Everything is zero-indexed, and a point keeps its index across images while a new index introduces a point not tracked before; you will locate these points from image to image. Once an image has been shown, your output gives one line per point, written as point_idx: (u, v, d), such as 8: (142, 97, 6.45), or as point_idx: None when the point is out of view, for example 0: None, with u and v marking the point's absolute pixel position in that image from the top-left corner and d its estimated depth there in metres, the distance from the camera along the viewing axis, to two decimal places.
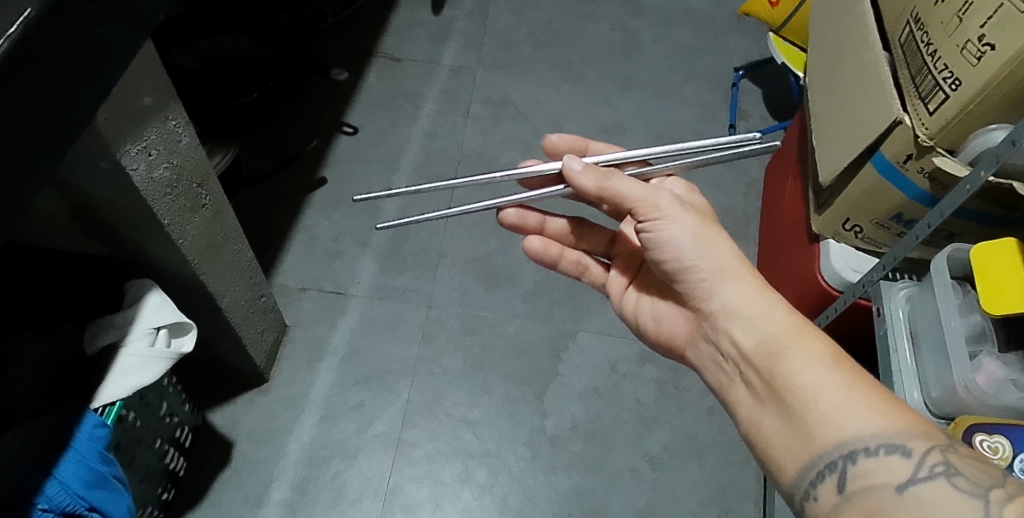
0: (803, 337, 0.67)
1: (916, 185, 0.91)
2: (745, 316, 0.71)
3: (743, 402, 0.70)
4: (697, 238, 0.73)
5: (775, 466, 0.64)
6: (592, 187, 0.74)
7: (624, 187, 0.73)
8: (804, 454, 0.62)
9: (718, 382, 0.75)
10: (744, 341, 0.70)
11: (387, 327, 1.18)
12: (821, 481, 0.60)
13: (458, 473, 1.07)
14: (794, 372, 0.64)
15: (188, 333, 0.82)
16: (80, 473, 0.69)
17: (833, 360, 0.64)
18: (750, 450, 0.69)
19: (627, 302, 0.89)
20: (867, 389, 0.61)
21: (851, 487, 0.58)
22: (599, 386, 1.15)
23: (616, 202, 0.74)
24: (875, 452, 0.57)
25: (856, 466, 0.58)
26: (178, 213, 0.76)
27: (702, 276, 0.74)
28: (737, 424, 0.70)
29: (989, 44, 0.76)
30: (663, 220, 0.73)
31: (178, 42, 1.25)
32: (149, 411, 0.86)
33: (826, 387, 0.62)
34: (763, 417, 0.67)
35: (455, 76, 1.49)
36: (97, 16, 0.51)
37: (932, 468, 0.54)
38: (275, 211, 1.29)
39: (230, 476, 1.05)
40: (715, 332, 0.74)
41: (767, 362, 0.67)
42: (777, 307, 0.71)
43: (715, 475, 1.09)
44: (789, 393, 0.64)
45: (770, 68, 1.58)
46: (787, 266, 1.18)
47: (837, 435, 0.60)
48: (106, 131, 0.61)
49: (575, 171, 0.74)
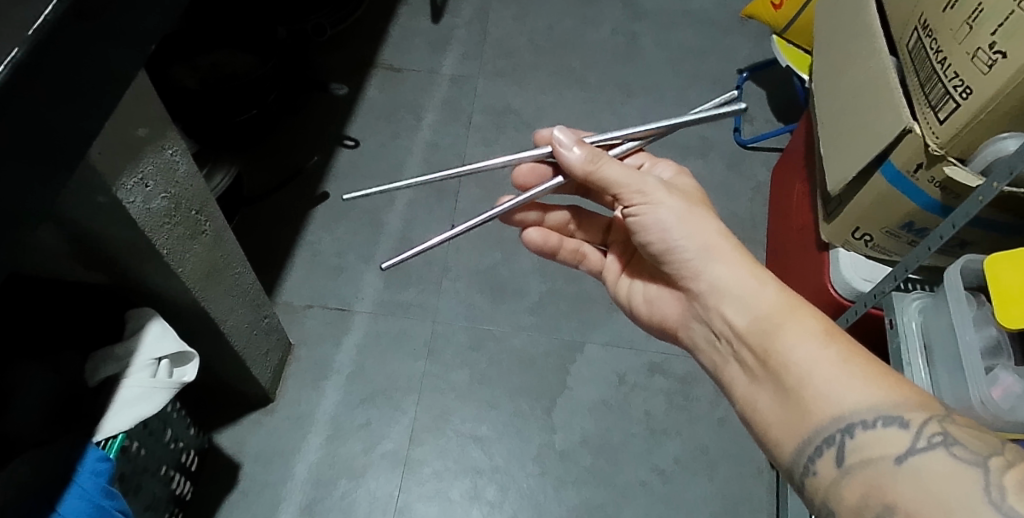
0: (796, 313, 0.64)
1: (928, 194, 0.89)
2: (736, 295, 0.68)
3: (738, 381, 0.68)
4: (684, 220, 0.71)
5: (773, 444, 0.62)
6: (580, 169, 0.72)
7: (612, 170, 0.71)
8: (801, 428, 0.60)
9: (712, 362, 0.72)
10: (736, 320, 0.67)
11: (392, 343, 1.18)
12: (819, 457, 0.57)
13: (468, 491, 1.06)
14: (788, 349, 0.62)
15: (189, 362, 0.84)
16: (82, 510, 0.69)
17: (826, 335, 0.61)
18: (748, 429, 0.67)
19: (621, 287, 0.86)
20: (862, 362, 0.59)
21: (849, 461, 0.55)
22: (608, 399, 1.14)
23: (601, 187, 0.73)
24: (873, 424, 0.55)
25: (854, 440, 0.56)
26: (176, 241, 0.76)
27: (688, 256, 0.70)
28: (734, 404, 0.68)
29: (1000, 53, 0.74)
30: (649, 206, 0.71)
31: (177, 58, 1.24)
32: (153, 438, 0.86)
33: (821, 362, 0.59)
34: (759, 396, 0.64)
35: (456, 86, 1.48)
36: (90, 39, 0.49)
37: (931, 439, 0.52)
38: (278, 228, 1.28)
39: (237, 499, 1.04)
40: (706, 312, 0.71)
41: (762, 341, 0.64)
42: (768, 284, 0.67)
43: (727, 487, 1.08)
44: (783, 370, 0.62)
45: (774, 69, 1.56)
46: (796, 274, 1.17)
47: (834, 409, 0.58)
48: (100, 165, 0.60)
49: (565, 148, 0.72)
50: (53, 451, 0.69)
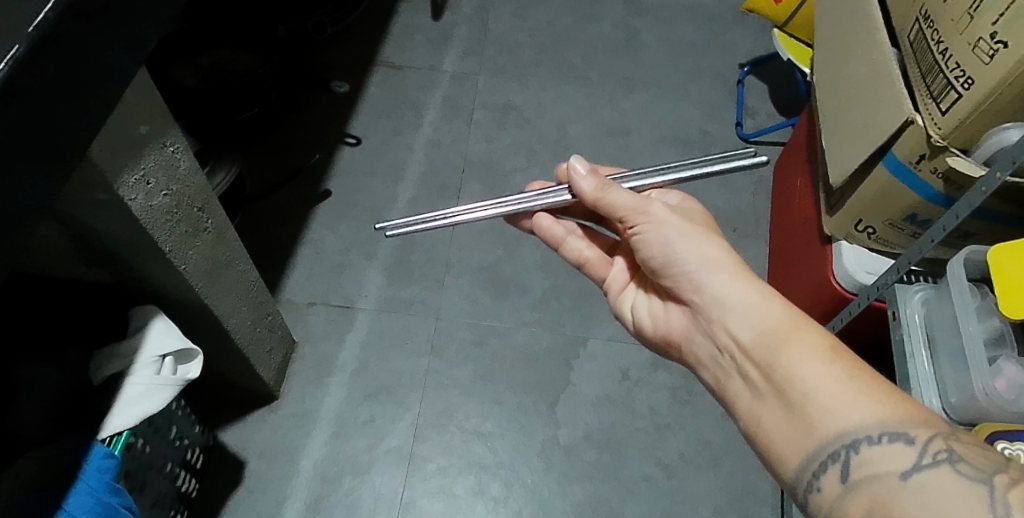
0: (800, 330, 0.62)
1: (930, 186, 0.89)
2: (739, 309, 0.66)
3: (741, 397, 0.66)
4: (684, 236, 0.71)
5: (777, 460, 0.61)
6: (590, 195, 0.75)
7: (618, 197, 0.74)
8: (806, 445, 0.58)
9: (716, 378, 0.70)
10: (740, 335, 0.65)
11: (395, 340, 1.18)
12: (824, 472, 0.57)
13: (472, 487, 1.06)
14: (792, 364, 0.60)
15: (193, 359, 0.84)
16: (88, 505, 0.69)
17: (831, 352, 0.59)
18: (751, 446, 0.65)
19: (624, 301, 0.86)
20: (867, 380, 0.57)
21: (855, 477, 0.54)
22: (612, 394, 1.14)
23: (608, 213, 0.76)
24: (878, 440, 0.54)
25: (859, 455, 0.55)
26: (179, 239, 0.76)
27: (690, 268, 0.70)
28: (736, 420, 0.66)
29: (1001, 42, 0.74)
30: (653, 225, 0.73)
31: (177, 58, 1.24)
32: (158, 436, 0.87)
33: (824, 379, 0.58)
34: (762, 411, 0.62)
35: (457, 83, 1.48)
36: (90, 36, 0.50)
37: (936, 455, 0.51)
38: (281, 226, 1.28)
39: (242, 496, 1.05)
40: (709, 326, 0.69)
41: (766, 356, 0.62)
42: (772, 300, 0.66)
43: (732, 481, 1.08)
44: (787, 386, 0.60)
45: (775, 63, 1.56)
46: (799, 268, 1.17)
47: (839, 425, 0.56)
48: (102, 162, 0.61)
49: (578, 174, 0.75)
50: (59, 449, 0.70)
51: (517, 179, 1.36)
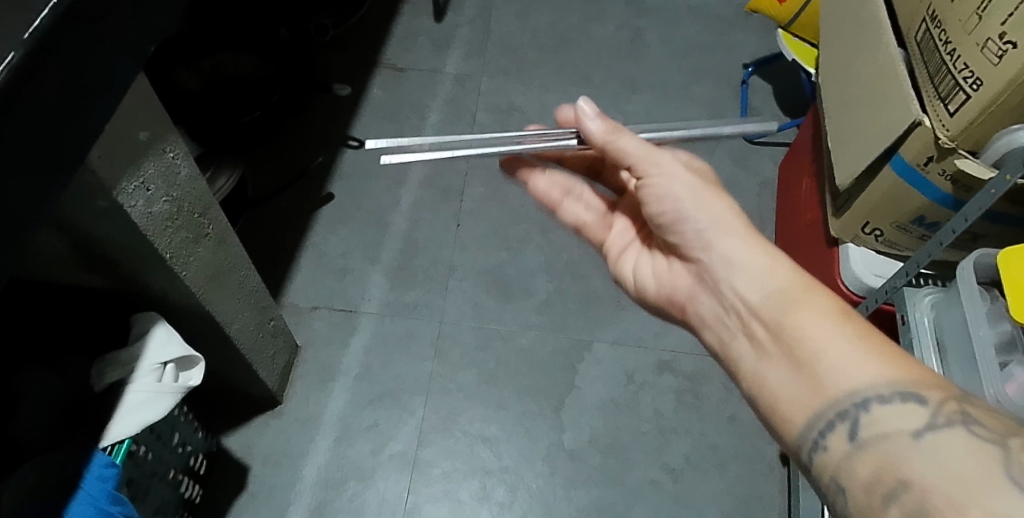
0: (810, 293, 0.62)
1: (939, 187, 0.88)
2: (748, 269, 0.66)
3: (745, 357, 0.65)
4: (692, 192, 0.70)
5: (781, 419, 0.60)
6: (598, 137, 0.71)
7: (628, 143, 0.70)
8: (814, 403, 0.57)
9: (718, 339, 0.69)
10: (750, 295, 0.65)
11: (399, 344, 1.17)
12: (830, 431, 0.55)
13: (476, 492, 1.06)
14: (803, 325, 0.60)
15: (195, 365, 0.83)
16: (89, 515, 0.68)
17: (843, 314, 0.59)
18: (751, 407, 0.64)
19: (624, 264, 0.83)
20: (878, 341, 0.57)
21: (863, 436, 0.53)
22: (617, 397, 1.14)
23: (616, 158, 0.72)
24: (890, 400, 0.54)
25: (869, 415, 0.54)
26: (180, 245, 0.75)
27: (697, 227, 0.69)
28: (738, 381, 0.65)
29: (1011, 42, 0.73)
30: (661, 176, 0.70)
31: (178, 62, 1.24)
32: (160, 442, 0.86)
33: (837, 338, 0.57)
34: (768, 371, 0.62)
35: (460, 84, 1.47)
36: (88, 43, 0.49)
37: (951, 417, 0.50)
38: (284, 230, 1.28)
39: (246, 501, 1.04)
40: (715, 286, 0.69)
41: (777, 315, 0.62)
42: (782, 262, 0.66)
43: (740, 486, 1.07)
44: (798, 343, 0.59)
45: (780, 63, 1.55)
46: (806, 270, 1.15)
47: (849, 384, 0.56)
48: (101, 171, 0.60)
49: (588, 115, 0.71)
50: (59, 457, 0.69)
51: (520, 182, 1.35)
